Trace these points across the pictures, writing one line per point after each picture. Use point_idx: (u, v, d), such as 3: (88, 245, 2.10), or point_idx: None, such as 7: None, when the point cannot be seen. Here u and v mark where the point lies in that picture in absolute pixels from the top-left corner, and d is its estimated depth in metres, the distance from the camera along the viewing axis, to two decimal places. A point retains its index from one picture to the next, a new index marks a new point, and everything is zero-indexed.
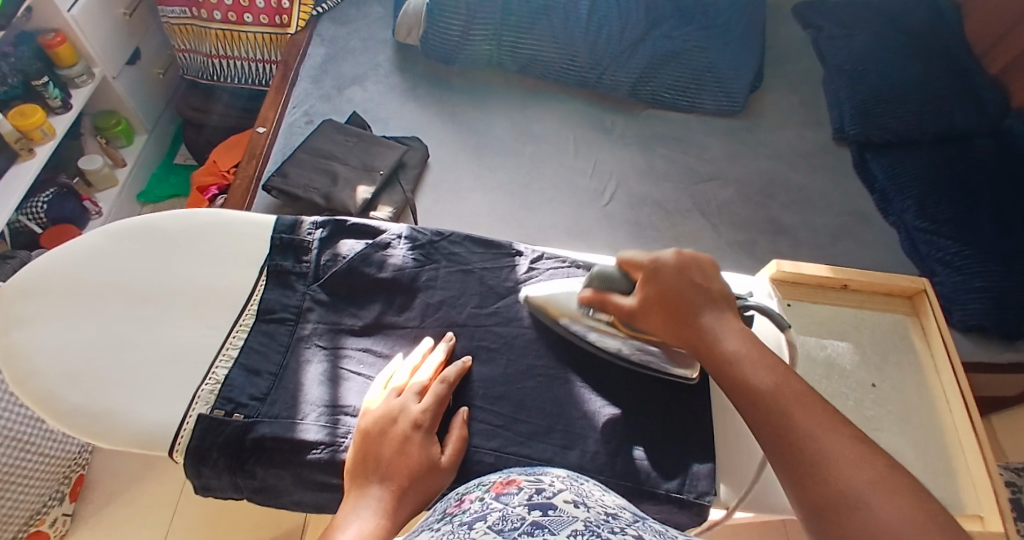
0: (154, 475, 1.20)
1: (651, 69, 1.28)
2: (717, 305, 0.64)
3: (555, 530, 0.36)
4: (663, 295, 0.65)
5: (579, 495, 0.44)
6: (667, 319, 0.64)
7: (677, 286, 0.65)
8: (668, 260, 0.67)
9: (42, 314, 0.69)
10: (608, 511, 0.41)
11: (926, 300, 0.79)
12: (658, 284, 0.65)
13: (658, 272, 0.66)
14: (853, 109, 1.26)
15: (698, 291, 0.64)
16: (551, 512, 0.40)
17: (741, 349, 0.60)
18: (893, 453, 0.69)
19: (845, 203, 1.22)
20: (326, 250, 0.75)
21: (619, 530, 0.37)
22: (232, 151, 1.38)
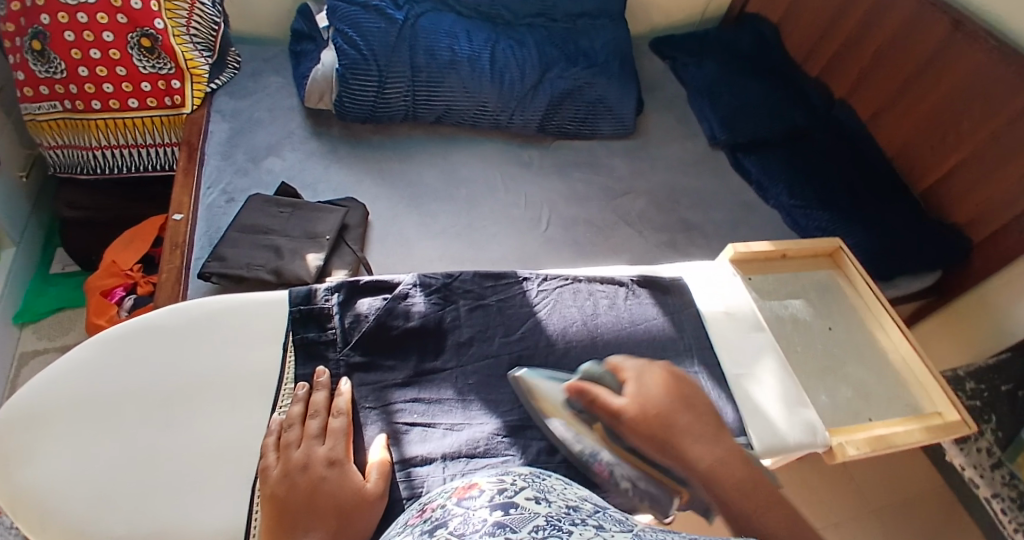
0: None
1: (552, 106, 1.39)
2: (705, 417, 0.65)
3: (517, 528, 0.41)
4: (652, 407, 0.63)
5: (542, 492, 0.48)
6: (649, 434, 0.62)
7: (670, 402, 0.64)
8: (659, 370, 0.68)
9: (52, 448, 0.63)
10: (569, 504, 0.47)
11: (843, 256, 0.97)
12: (644, 391, 0.65)
13: (645, 386, 0.65)
14: (719, 118, 1.47)
15: (684, 403, 0.65)
16: (513, 510, 0.44)
17: (727, 463, 0.61)
18: (861, 381, 0.86)
19: (735, 194, 1.40)
20: (347, 313, 0.75)
21: (579, 522, 0.43)
22: (132, 246, 1.27)
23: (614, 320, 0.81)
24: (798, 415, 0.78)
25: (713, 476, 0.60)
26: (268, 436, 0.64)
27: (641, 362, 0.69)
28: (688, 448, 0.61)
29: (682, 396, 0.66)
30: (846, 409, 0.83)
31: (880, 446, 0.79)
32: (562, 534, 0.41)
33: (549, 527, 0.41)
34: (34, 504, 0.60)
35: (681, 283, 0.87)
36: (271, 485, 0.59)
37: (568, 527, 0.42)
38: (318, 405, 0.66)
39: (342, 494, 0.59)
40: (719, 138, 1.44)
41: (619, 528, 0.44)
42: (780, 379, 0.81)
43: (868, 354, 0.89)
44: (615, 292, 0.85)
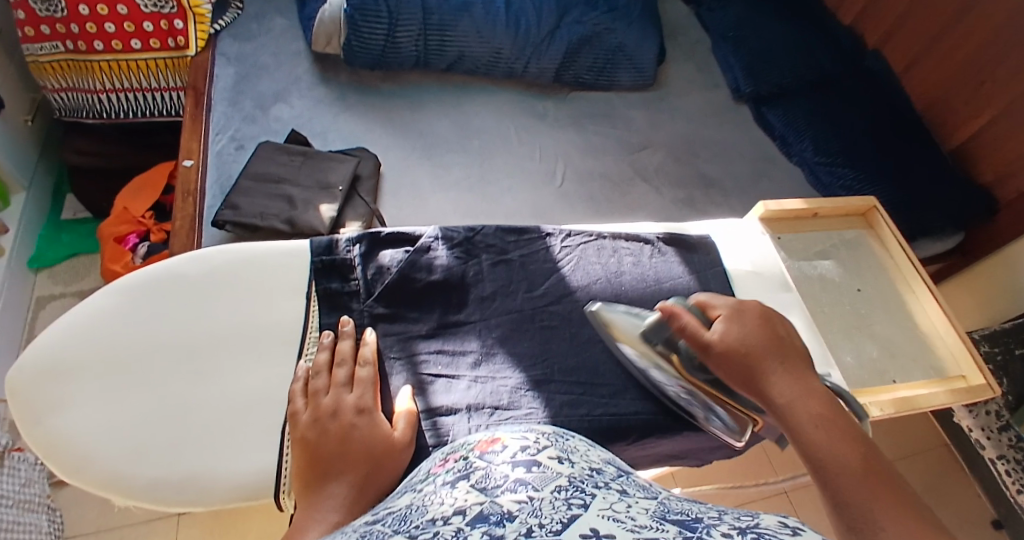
0: None
1: (570, 54, 1.35)
2: (797, 357, 0.62)
3: (539, 488, 0.41)
4: (739, 341, 0.61)
5: (565, 452, 0.49)
6: (742, 369, 0.60)
7: (761, 338, 0.62)
8: (751, 308, 0.65)
9: (78, 394, 0.63)
10: (592, 466, 0.47)
11: (878, 215, 0.96)
12: (741, 329, 0.62)
13: (738, 320, 0.63)
14: (742, 69, 1.42)
15: (776, 339, 0.62)
16: (537, 469, 0.44)
17: (812, 403, 0.57)
18: (890, 339, 0.86)
19: (754, 149, 1.37)
20: (370, 264, 0.74)
21: (602, 485, 0.43)
22: (142, 193, 1.25)
23: (638, 278, 0.80)
24: (823, 374, 0.77)
25: (799, 418, 0.56)
26: (297, 382, 0.64)
27: (735, 300, 0.66)
28: (775, 385, 0.59)
29: (776, 333, 0.63)
30: (870, 369, 0.83)
31: (905, 408, 0.78)
32: (584, 496, 0.40)
33: (571, 488, 0.41)
34: (63, 449, 0.61)
35: (708, 241, 0.86)
36: (301, 430, 0.59)
37: (590, 489, 0.41)
38: (345, 354, 0.66)
39: (373, 441, 0.59)
40: (744, 90, 1.40)
41: (642, 494, 0.43)
42: (806, 337, 0.80)
43: (897, 310, 0.89)
44: (640, 249, 0.83)
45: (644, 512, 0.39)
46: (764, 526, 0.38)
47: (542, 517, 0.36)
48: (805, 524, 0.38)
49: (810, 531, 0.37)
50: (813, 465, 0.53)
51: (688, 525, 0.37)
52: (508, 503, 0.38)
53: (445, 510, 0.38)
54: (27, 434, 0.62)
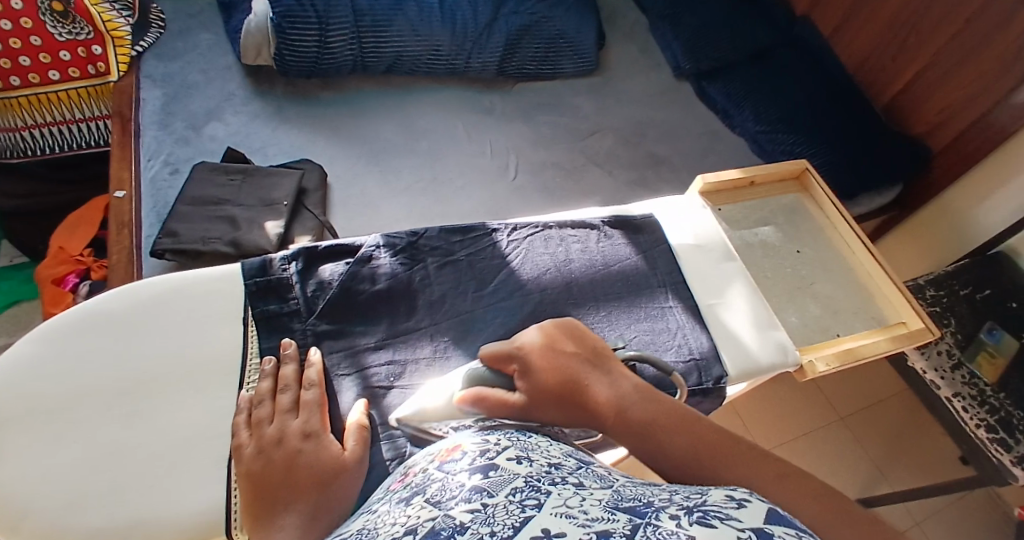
0: None
1: (510, 46, 1.33)
2: (598, 362, 0.61)
3: (494, 493, 0.40)
4: (544, 385, 0.58)
5: (525, 451, 0.47)
6: (565, 410, 0.58)
7: (558, 372, 0.59)
8: (533, 339, 0.62)
9: (10, 450, 0.60)
10: (551, 461, 0.45)
11: (810, 177, 0.98)
12: (536, 374, 0.59)
13: (533, 366, 0.59)
14: (682, 46, 1.42)
15: (572, 359, 0.61)
16: (494, 474, 0.42)
17: (636, 407, 0.57)
18: (829, 298, 0.89)
19: (701, 124, 1.37)
20: (309, 280, 0.71)
21: (558, 482, 0.42)
22: (78, 230, 1.20)
23: (587, 264, 0.80)
24: (769, 336, 0.78)
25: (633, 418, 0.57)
26: (239, 413, 0.61)
27: (512, 339, 0.63)
28: (603, 399, 0.58)
29: (566, 347, 0.62)
30: (814, 327, 0.85)
31: (850, 360, 0.81)
32: (539, 495, 0.40)
33: (527, 491, 0.40)
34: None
35: (652, 220, 0.86)
36: (246, 464, 0.57)
37: (545, 488, 0.41)
38: (288, 379, 0.63)
39: (323, 464, 0.57)
40: (683, 67, 1.41)
41: (599, 483, 0.42)
42: (750, 301, 0.81)
43: (835, 270, 0.91)
44: (587, 235, 0.83)
45: (597, 504, 0.39)
46: (712, 502, 0.38)
47: (493, 526, 0.36)
48: (751, 495, 0.39)
49: (756, 501, 0.38)
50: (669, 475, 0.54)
51: (637, 512, 0.38)
52: (461, 514, 0.38)
53: (398, 532, 0.38)
54: None
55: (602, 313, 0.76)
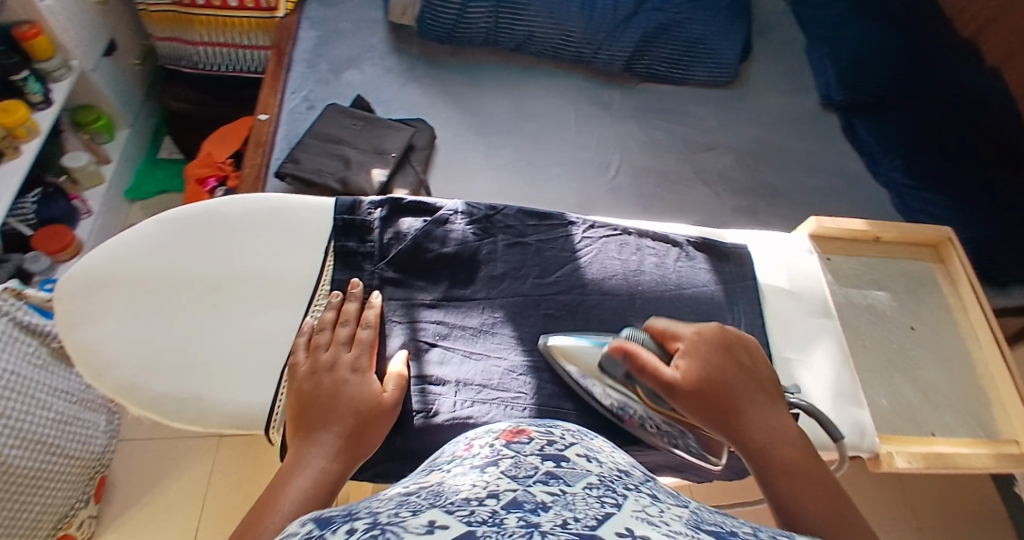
0: (170, 474, 1.26)
1: (643, 43, 1.34)
2: (766, 390, 0.60)
3: (570, 482, 0.39)
4: (706, 375, 0.59)
5: (593, 450, 0.47)
6: (711, 403, 0.58)
7: (729, 370, 0.60)
8: (718, 335, 0.62)
9: (110, 307, 0.66)
10: (622, 467, 0.44)
11: (951, 248, 0.86)
12: (706, 360, 0.60)
13: (705, 353, 0.60)
14: (838, 77, 1.34)
15: (745, 371, 0.60)
16: (565, 465, 0.42)
17: (788, 442, 0.56)
18: (937, 386, 0.78)
19: (838, 163, 1.29)
20: (388, 228, 0.74)
21: (633, 487, 0.41)
22: (225, 141, 1.34)
23: (659, 279, 0.77)
24: (849, 411, 0.72)
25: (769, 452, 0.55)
26: (299, 335, 0.65)
27: (701, 325, 0.63)
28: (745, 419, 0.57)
29: (746, 360, 0.62)
30: (906, 414, 0.75)
31: (937, 465, 0.71)
32: (618, 496, 0.38)
33: (604, 488, 0.39)
34: (91, 355, 0.65)
35: (744, 251, 0.81)
36: (297, 381, 0.60)
37: (623, 491, 0.39)
38: (349, 315, 0.67)
39: (362, 397, 0.60)
40: (834, 97, 1.33)
41: (676, 501, 0.41)
42: (836, 365, 0.75)
43: (951, 359, 0.81)
44: (666, 251, 0.80)
45: (681, 519, 0.36)
46: None
47: (576, 512, 0.34)
48: None
49: None
50: (780, 505, 0.53)
51: None
52: (540, 495, 0.37)
53: (477, 492, 0.37)
54: (62, 338, 0.65)
55: None
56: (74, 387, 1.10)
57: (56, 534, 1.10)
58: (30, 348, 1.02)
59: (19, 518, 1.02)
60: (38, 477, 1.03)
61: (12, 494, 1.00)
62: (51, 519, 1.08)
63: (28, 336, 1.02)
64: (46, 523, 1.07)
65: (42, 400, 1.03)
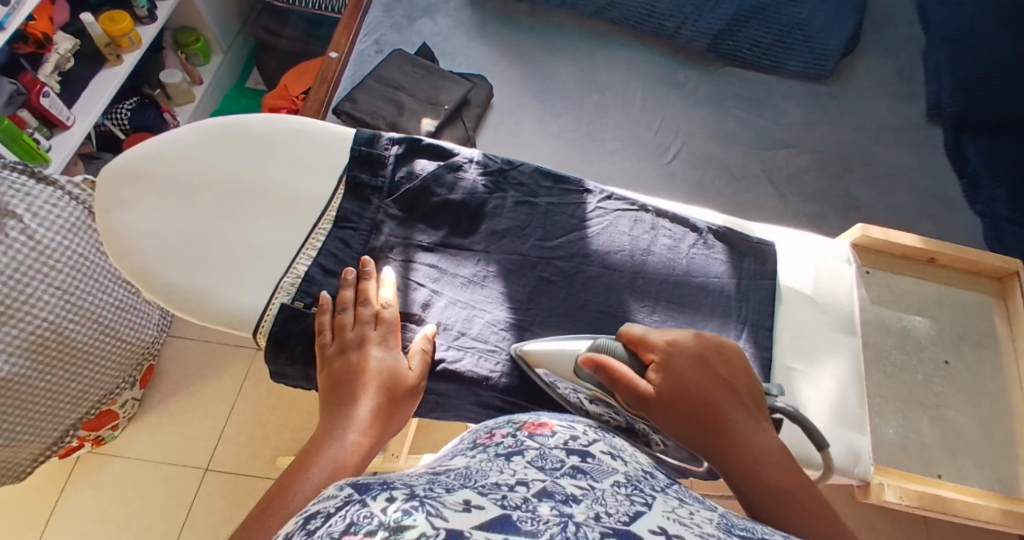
0: (214, 374, 1.42)
1: (734, 23, 1.28)
2: (746, 401, 0.57)
3: (598, 480, 0.40)
4: (676, 384, 0.56)
5: (612, 448, 0.48)
6: (687, 416, 0.55)
7: (702, 382, 0.57)
8: (689, 344, 0.60)
9: (142, 196, 0.71)
10: (643, 467, 0.45)
11: (1017, 284, 0.75)
12: (679, 375, 0.57)
13: (679, 367, 0.58)
14: (954, 83, 1.23)
15: (723, 383, 0.57)
16: (589, 461, 0.43)
17: (773, 461, 0.53)
18: (958, 431, 0.69)
19: (927, 184, 1.20)
20: (402, 166, 0.74)
21: (659, 489, 0.42)
22: (302, 77, 1.39)
23: (667, 263, 0.73)
24: (845, 432, 0.66)
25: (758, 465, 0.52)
26: (323, 314, 0.64)
27: (673, 334, 0.60)
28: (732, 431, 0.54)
29: (723, 368, 0.59)
30: (913, 452, 0.68)
31: (933, 508, 0.64)
32: (643, 495, 0.39)
33: (630, 486, 0.40)
34: (117, 237, 0.69)
35: (769, 249, 0.74)
36: (328, 363, 0.60)
37: (647, 490, 0.40)
38: (369, 294, 0.65)
39: (390, 372, 0.59)
40: (944, 109, 1.23)
41: (699, 504, 0.41)
42: (843, 383, 0.69)
43: (988, 408, 0.71)
44: (682, 235, 0.75)
45: (710, 521, 0.37)
46: None
47: (610, 508, 0.35)
48: None
49: None
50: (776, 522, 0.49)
51: None
52: (569, 488, 0.38)
53: (507, 479, 0.38)
54: (98, 219, 0.70)
55: (657, 316, 0.70)
56: None
57: (101, 407, 1.25)
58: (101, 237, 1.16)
59: (70, 386, 1.15)
60: (89, 350, 1.15)
61: (67, 361, 1.12)
62: (99, 393, 1.22)
63: None
64: (92, 395, 1.21)
65: (104, 285, 1.17)
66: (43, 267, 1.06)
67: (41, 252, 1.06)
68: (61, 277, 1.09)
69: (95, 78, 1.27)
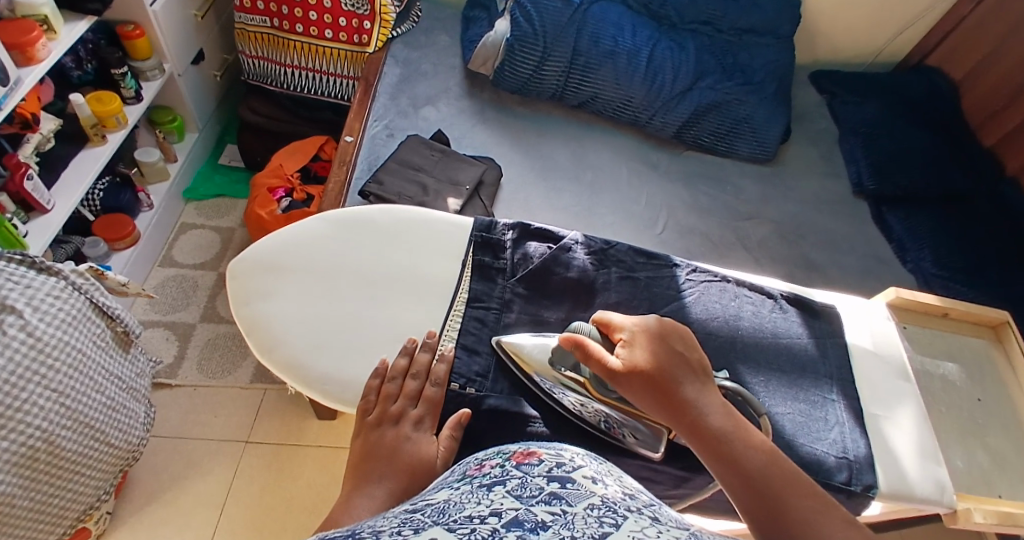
0: (174, 488, 1.16)
1: (696, 115, 1.44)
2: (701, 373, 0.60)
3: (572, 502, 0.37)
4: (643, 363, 0.59)
5: (601, 473, 0.43)
6: (647, 390, 0.58)
7: (662, 358, 0.60)
8: (650, 327, 0.62)
9: (281, 287, 0.72)
10: (628, 491, 0.41)
11: (1009, 330, 0.92)
12: (641, 353, 0.60)
13: (641, 346, 0.61)
14: (869, 167, 1.44)
15: (678, 358, 0.60)
16: (568, 486, 0.39)
17: (722, 420, 0.56)
18: (1001, 453, 0.83)
19: (868, 248, 1.37)
20: (517, 249, 0.78)
21: (634, 510, 0.38)
22: (295, 156, 1.37)
23: (756, 327, 0.81)
24: (931, 469, 0.76)
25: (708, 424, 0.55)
26: (373, 378, 0.65)
27: (638, 318, 0.64)
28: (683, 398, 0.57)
29: (681, 345, 0.62)
30: (978, 477, 0.80)
31: (1010, 523, 0.75)
32: (616, 516, 0.36)
33: (604, 509, 0.36)
34: (260, 329, 0.70)
35: (832, 311, 0.85)
36: (364, 433, 0.61)
37: (624, 512, 0.36)
38: (421, 366, 0.66)
39: (418, 459, 0.58)
40: (865, 186, 1.43)
41: (676, 524, 0.38)
42: (919, 427, 0.79)
43: (1015, 433, 0.85)
44: (761, 301, 0.85)
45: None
46: None
47: (574, 531, 0.33)
48: None
49: None
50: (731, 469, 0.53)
51: None
52: (540, 514, 0.35)
53: (480, 511, 0.36)
54: (237, 311, 0.71)
55: (762, 377, 0.78)
56: (125, 374, 1.06)
57: (76, 526, 1.02)
58: (98, 330, 0.99)
59: (52, 505, 0.94)
60: (77, 461, 0.95)
61: (55, 476, 0.93)
62: (80, 506, 1.00)
63: (99, 319, 1.00)
64: (74, 509, 0.99)
65: (99, 383, 0.98)
66: (41, 369, 0.89)
67: (40, 352, 0.89)
68: (58, 378, 0.91)
69: (75, 158, 1.15)
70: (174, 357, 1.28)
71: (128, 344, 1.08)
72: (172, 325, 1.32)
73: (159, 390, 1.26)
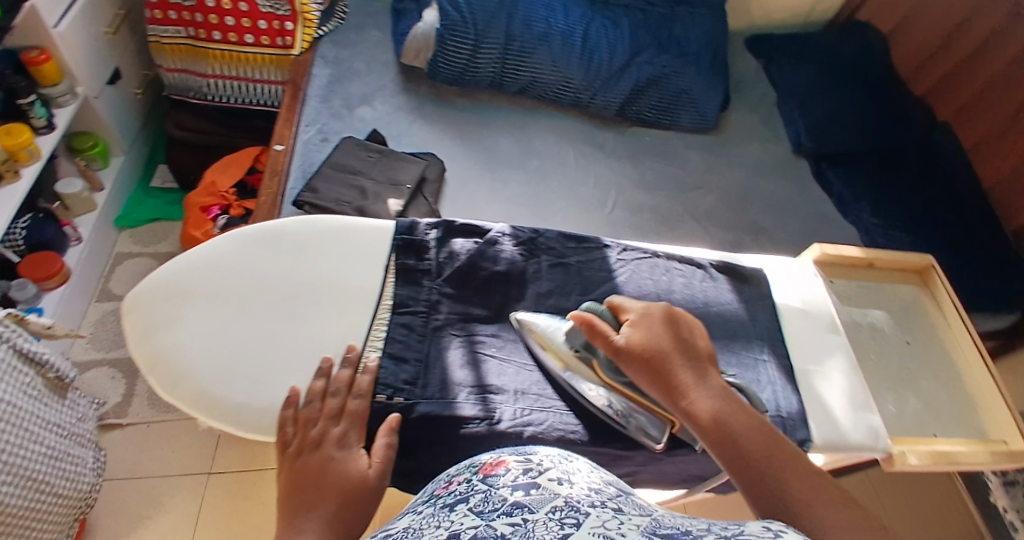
0: (136, 526, 1.14)
1: (637, 91, 1.44)
2: (703, 356, 0.63)
3: (534, 509, 0.39)
4: (648, 345, 0.63)
5: (567, 473, 0.46)
6: (647, 369, 0.62)
7: (666, 340, 0.63)
8: (657, 313, 0.66)
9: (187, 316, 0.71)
10: (593, 486, 0.44)
11: (935, 275, 0.95)
12: (647, 334, 0.64)
13: (649, 328, 0.64)
14: (808, 127, 1.46)
15: (681, 342, 0.63)
16: (534, 492, 0.42)
17: (718, 399, 0.59)
18: (932, 395, 0.86)
19: (809, 206, 1.39)
20: (442, 248, 0.78)
21: (598, 505, 0.40)
22: (228, 170, 1.35)
23: (686, 298, 0.83)
24: (862, 417, 0.78)
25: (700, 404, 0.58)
26: (290, 407, 0.64)
27: (646, 303, 0.67)
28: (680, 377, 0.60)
29: (686, 330, 0.65)
30: (912, 421, 0.83)
31: (943, 462, 0.79)
32: (577, 515, 0.38)
33: (567, 510, 0.38)
34: (166, 363, 0.68)
35: (760, 274, 0.87)
36: (288, 465, 0.59)
37: (586, 509, 0.39)
38: (341, 384, 0.65)
39: (348, 477, 0.57)
40: (804, 145, 1.45)
41: (637, 512, 0.41)
42: (848, 378, 0.81)
43: (946, 376, 0.89)
44: (692, 272, 0.86)
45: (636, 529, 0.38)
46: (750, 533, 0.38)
47: None
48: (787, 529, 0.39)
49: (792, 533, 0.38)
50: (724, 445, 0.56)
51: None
52: (501, 526, 0.37)
53: (441, 534, 0.38)
54: (138, 347, 0.69)
55: None
56: (64, 420, 1.06)
57: None
58: (28, 379, 0.98)
59: None
60: (25, 514, 0.94)
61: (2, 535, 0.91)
62: None
63: (26, 366, 0.98)
64: None
65: (33, 434, 0.97)
66: None
67: None
68: None
69: None
70: (121, 397, 1.26)
71: (62, 388, 1.07)
72: (116, 362, 1.30)
73: (108, 431, 1.23)
